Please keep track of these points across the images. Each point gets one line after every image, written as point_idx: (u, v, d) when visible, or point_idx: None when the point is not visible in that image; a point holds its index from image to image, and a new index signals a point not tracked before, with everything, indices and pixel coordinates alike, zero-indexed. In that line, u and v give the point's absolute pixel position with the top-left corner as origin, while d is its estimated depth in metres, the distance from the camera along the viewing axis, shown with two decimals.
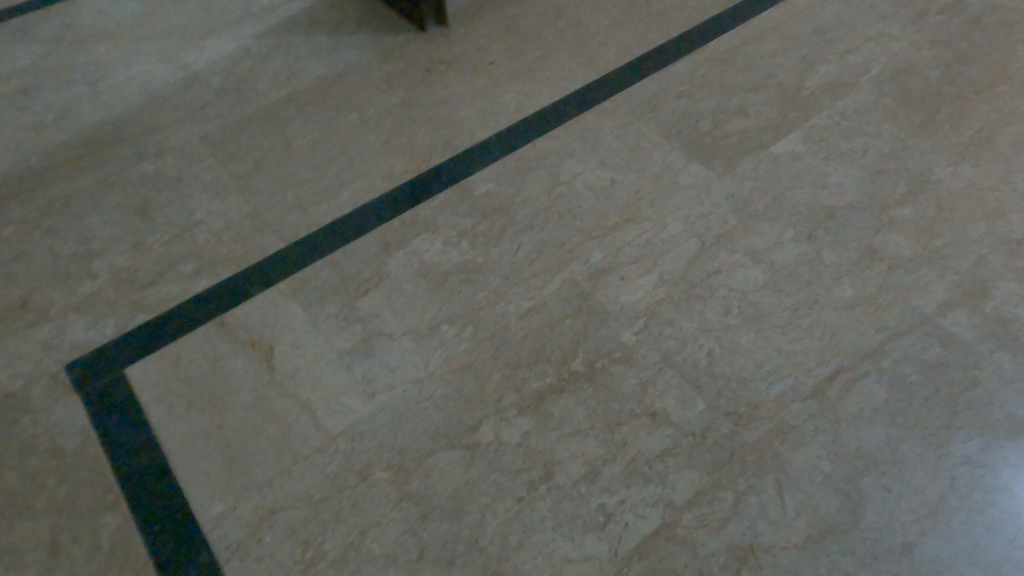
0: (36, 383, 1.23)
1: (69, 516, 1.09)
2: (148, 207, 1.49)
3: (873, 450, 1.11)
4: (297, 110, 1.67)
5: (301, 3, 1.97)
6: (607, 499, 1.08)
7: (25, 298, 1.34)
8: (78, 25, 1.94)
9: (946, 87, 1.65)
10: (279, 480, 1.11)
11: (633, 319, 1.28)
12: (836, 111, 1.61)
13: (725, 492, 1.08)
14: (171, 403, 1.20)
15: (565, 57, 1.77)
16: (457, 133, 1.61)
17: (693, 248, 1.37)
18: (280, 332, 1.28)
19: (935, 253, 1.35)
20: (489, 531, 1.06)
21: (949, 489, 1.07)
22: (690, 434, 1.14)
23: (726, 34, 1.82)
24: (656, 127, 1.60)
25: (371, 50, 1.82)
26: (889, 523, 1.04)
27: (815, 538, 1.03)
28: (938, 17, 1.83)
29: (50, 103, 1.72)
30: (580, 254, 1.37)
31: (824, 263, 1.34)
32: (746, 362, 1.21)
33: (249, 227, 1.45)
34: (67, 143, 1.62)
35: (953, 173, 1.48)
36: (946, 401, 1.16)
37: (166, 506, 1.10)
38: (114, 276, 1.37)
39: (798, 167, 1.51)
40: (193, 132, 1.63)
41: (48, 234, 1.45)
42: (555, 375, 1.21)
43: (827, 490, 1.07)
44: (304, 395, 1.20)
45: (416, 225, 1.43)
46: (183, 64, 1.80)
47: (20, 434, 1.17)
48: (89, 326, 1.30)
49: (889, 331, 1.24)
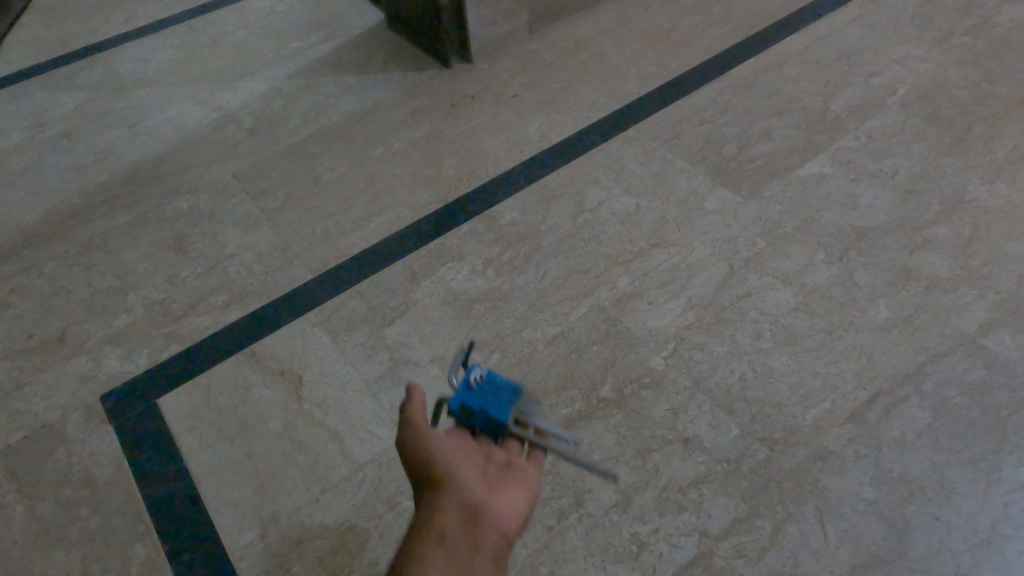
0: (72, 414, 1.25)
1: (100, 545, 1.09)
2: (182, 242, 1.53)
3: (918, 476, 1.06)
4: (326, 146, 1.72)
5: (330, 44, 2.03)
6: (640, 528, 1.05)
7: (63, 332, 1.38)
8: (119, 72, 2.03)
9: (976, 106, 1.63)
10: (308, 509, 1.10)
11: (662, 344, 1.26)
12: (863, 133, 1.60)
13: (764, 521, 1.04)
14: (202, 432, 1.21)
15: (587, 88, 1.80)
16: (482, 164, 1.63)
17: (721, 272, 1.36)
18: (309, 360, 1.29)
19: (974, 272, 1.31)
20: (519, 561, 1.03)
21: (1003, 516, 1.02)
22: (724, 461, 1.10)
23: (748, 61, 1.83)
24: (680, 153, 1.60)
25: (398, 87, 1.86)
26: (939, 553, 0.99)
27: (861, 568, 0.99)
28: (963, 38, 1.82)
29: (92, 145, 1.79)
30: (607, 279, 1.36)
31: (857, 284, 1.31)
32: (781, 387, 1.18)
33: (279, 258, 1.47)
34: (107, 182, 1.68)
35: (988, 192, 1.45)
36: (993, 425, 1.11)
37: (197, 535, 1.10)
38: (149, 309, 1.40)
39: (827, 188, 1.49)
40: (226, 169, 1.68)
41: (86, 269, 1.49)
42: (584, 401, 1.19)
43: (871, 518, 1.03)
44: (333, 424, 1.20)
45: (442, 254, 1.44)
46: (217, 106, 1.87)
47: (55, 464, 1.19)
48: (123, 357, 1.33)
49: (929, 353, 1.20)
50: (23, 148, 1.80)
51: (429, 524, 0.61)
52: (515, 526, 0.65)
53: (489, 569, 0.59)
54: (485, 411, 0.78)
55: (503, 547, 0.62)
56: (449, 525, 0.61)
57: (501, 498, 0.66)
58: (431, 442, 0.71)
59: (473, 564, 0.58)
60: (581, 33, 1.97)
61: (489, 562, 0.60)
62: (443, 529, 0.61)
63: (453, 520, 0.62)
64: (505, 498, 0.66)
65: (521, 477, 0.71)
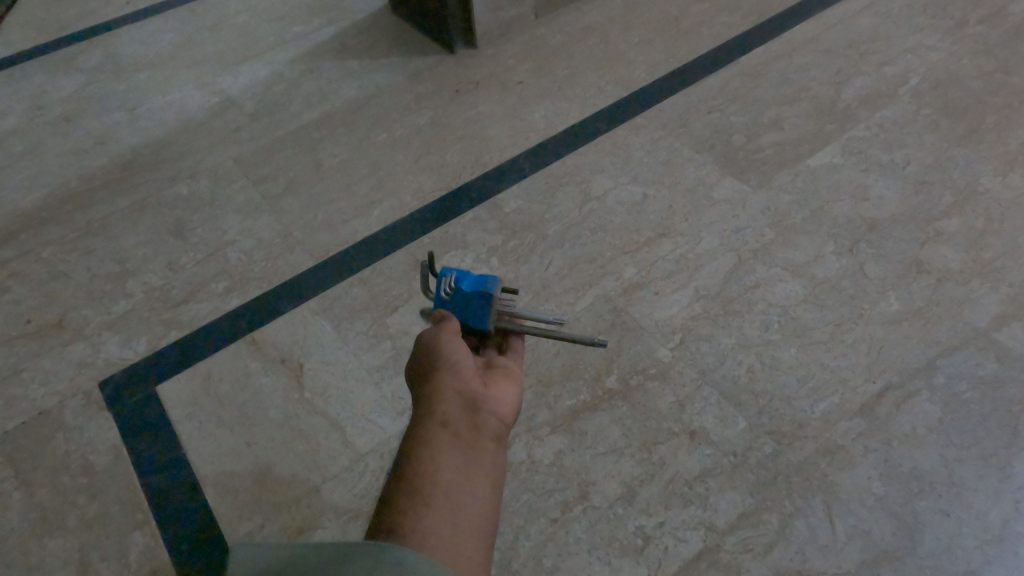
0: (70, 400, 1.23)
1: (98, 533, 1.08)
2: (183, 227, 1.51)
3: (928, 472, 1.05)
4: (328, 131, 1.69)
5: (333, 28, 2.00)
6: (646, 521, 1.03)
7: (61, 317, 1.36)
8: (119, 55, 2.00)
9: (990, 97, 1.60)
10: (309, 499, 1.09)
11: (668, 335, 1.24)
12: (874, 123, 1.57)
13: (771, 515, 1.02)
14: (201, 421, 1.20)
15: (594, 75, 1.77)
16: (486, 151, 1.60)
17: (729, 262, 1.33)
18: (310, 349, 1.27)
19: (986, 265, 1.29)
20: (522, 553, 1.02)
21: (1014, 513, 1.00)
22: (730, 454, 1.09)
23: (758, 49, 1.79)
24: (688, 142, 1.57)
25: (402, 72, 1.83)
26: (949, 550, 0.98)
27: (869, 564, 0.97)
28: (977, 27, 1.79)
29: (91, 129, 1.77)
30: (613, 269, 1.34)
31: (867, 276, 1.29)
32: (789, 379, 1.16)
33: (281, 245, 1.45)
34: (106, 166, 1.66)
35: (1001, 184, 1.42)
36: (1005, 420, 1.09)
37: (196, 524, 1.08)
38: (148, 295, 1.39)
39: (837, 179, 1.46)
40: (227, 154, 1.66)
41: (85, 254, 1.47)
42: (590, 392, 1.17)
43: (880, 514, 1.01)
44: (334, 413, 1.18)
45: (446, 242, 1.42)
46: (218, 90, 1.84)
47: (53, 451, 1.17)
48: (122, 344, 1.31)
49: (940, 347, 1.18)
50: (21, 131, 1.77)
51: (430, 413, 0.61)
52: (513, 414, 0.66)
53: (492, 452, 0.60)
54: (467, 321, 0.76)
55: (504, 431, 0.63)
56: (450, 413, 0.61)
57: (498, 388, 0.66)
58: (428, 338, 0.70)
59: (478, 447, 0.59)
60: (588, 20, 1.94)
61: (492, 444, 0.61)
62: (445, 416, 0.61)
63: (453, 407, 0.62)
64: (501, 388, 0.66)
65: (513, 368, 0.71)
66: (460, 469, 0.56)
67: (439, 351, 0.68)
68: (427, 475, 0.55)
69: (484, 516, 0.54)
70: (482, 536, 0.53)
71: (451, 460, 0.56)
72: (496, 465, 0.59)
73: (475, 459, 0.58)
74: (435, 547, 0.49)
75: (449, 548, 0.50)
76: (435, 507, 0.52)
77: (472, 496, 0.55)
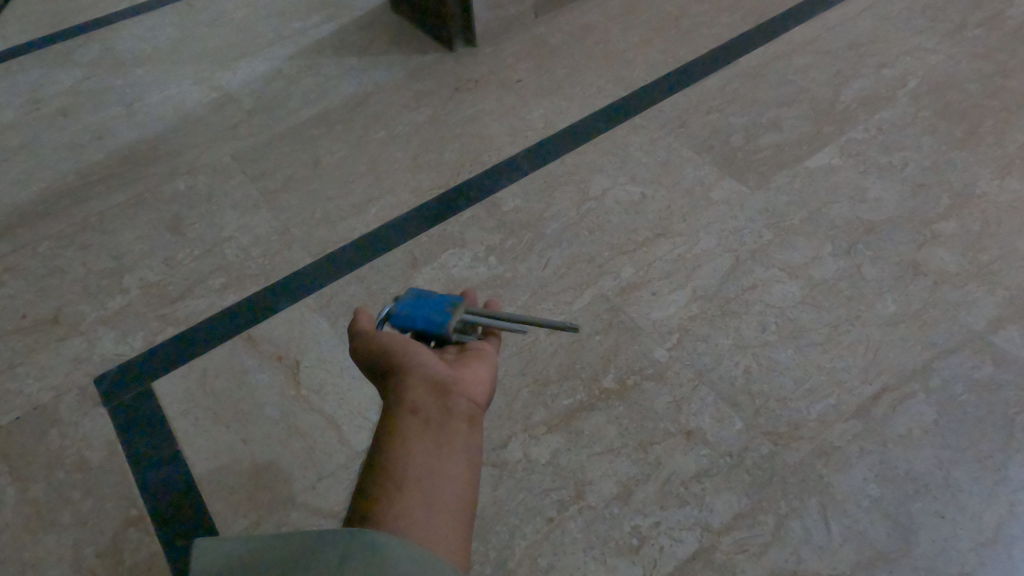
0: (65, 396, 1.23)
1: (92, 530, 1.07)
2: (180, 223, 1.50)
3: (924, 473, 1.05)
4: (327, 128, 1.69)
5: (333, 25, 2.00)
6: (642, 521, 1.03)
7: (56, 313, 1.35)
8: (118, 49, 1.99)
9: (987, 100, 1.61)
10: (304, 496, 1.09)
11: (665, 336, 1.24)
12: (873, 125, 1.57)
13: (767, 516, 1.02)
14: (197, 417, 1.19)
15: (593, 74, 1.77)
16: (485, 149, 1.60)
17: (727, 263, 1.34)
18: (307, 346, 1.27)
19: (982, 268, 1.29)
20: (518, 553, 1.02)
21: (1009, 515, 1.00)
22: (727, 454, 1.09)
23: (757, 50, 1.80)
24: (687, 142, 1.58)
25: (401, 69, 1.83)
26: (944, 552, 0.98)
27: (864, 565, 0.97)
28: (976, 30, 1.79)
29: (88, 123, 1.76)
30: (611, 269, 1.34)
31: (864, 278, 1.29)
32: (786, 381, 1.16)
33: (278, 242, 1.45)
34: (103, 161, 1.65)
35: (999, 187, 1.42)
36: (1000, 423, 1.09)
37: (191, 521, 1.08)
38: (145, 291, 1.38)
39: (836, 180, 1.47)
40: (225, 150, 1.65)
41: (81, 250, 1.46)
42: (587, 392, 1.17)
43: (875, 515, 1.02)
44: (330, 410, 1.18)
45: (444, 241, 1.42)
46: (217, 85, 1.83)
47: (48, 446, 1.17)
48: (118, 340, 1.31)
49: (936, 349, 1.19)
50: (17, 125, 1.76)
51: (399, 405, 0.62)
52: (485, 394, 0.67)
53: (464, 432, 0.61)
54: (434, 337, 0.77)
55: (477, 410, 0.64)
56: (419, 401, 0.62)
57: (466, 370, 0.67)
58: (389, 334, 0.71)
59: (449, 430, 0.60)
60: (587, 19, 1.94)
61: (464, 423, 0.62)
62: (414, 404, 0.62)
63: (423, 393, 0.63)
64: (471, 370, 0.67)
65: (482, 351, 0.72)
66: (433, 452, 0.57)
67: (403, 344, 0.69)
68: (400, 462, 0.56)
69: (461, 495, 0.56)
70: (460, 514, 0.54)
71: (422, 445, 0.58)
72: (470, 445, 0.60)
73: (447, 441, 0.59)
74: (413, 530, 0.51)
75: (425, 529, 0.51)
76: (410, 491, 0.54)
77: (447, 478, 0.56)
